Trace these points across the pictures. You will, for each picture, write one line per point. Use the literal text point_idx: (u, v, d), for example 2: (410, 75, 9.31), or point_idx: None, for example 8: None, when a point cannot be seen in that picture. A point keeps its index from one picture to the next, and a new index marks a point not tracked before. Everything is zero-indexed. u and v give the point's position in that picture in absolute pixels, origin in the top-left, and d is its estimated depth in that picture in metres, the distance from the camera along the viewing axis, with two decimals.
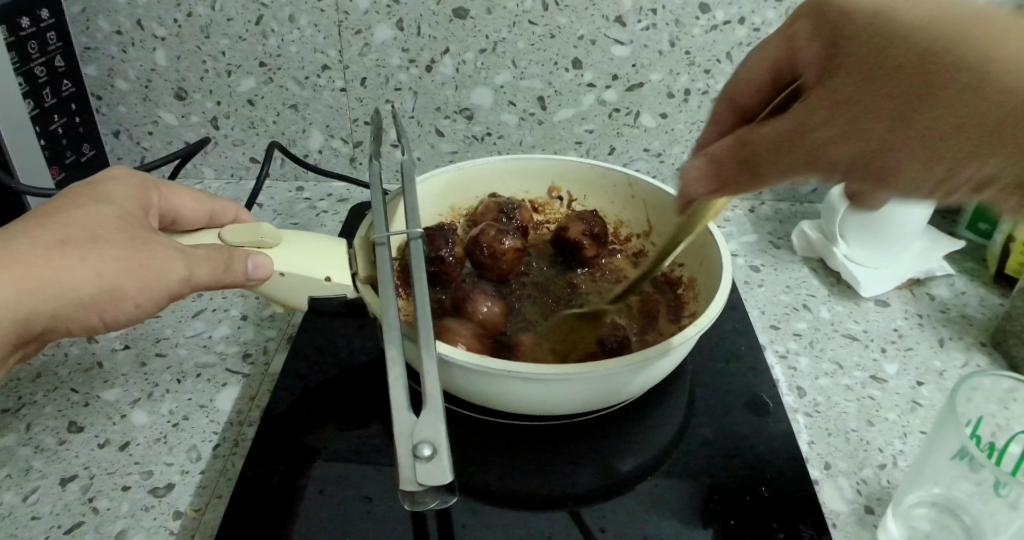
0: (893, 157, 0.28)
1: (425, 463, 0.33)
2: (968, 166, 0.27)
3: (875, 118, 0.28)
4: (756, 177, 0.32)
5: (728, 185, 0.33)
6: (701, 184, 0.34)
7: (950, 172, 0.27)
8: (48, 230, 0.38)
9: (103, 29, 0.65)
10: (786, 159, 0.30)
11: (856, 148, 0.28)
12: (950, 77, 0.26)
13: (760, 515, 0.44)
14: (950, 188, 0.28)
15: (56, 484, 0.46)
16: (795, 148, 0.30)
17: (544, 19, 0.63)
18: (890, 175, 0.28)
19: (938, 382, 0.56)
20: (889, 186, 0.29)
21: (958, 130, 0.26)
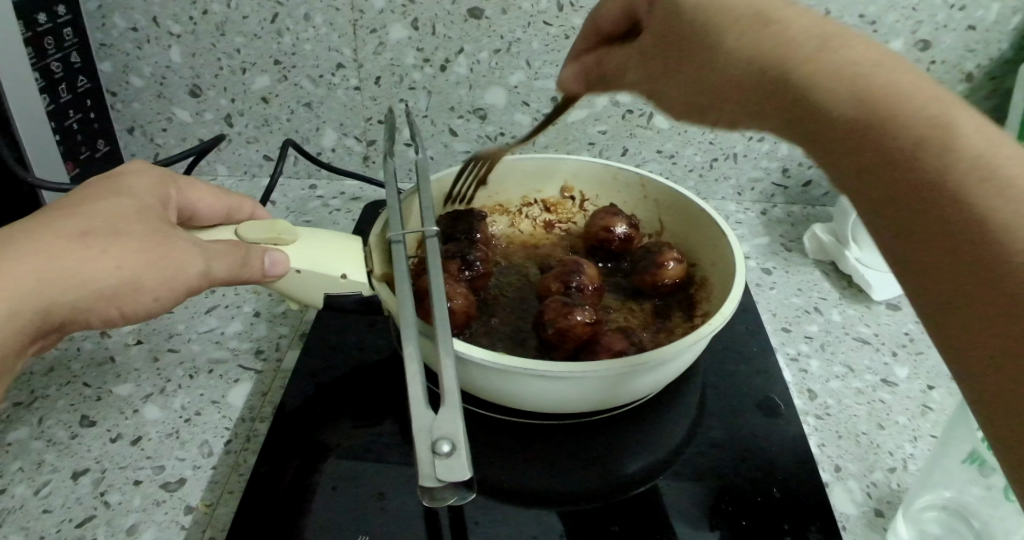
0: (677, 93, 0.37)
1: (444, 460, 0.33)
2: (720, 111, 0.34)
3: (660, 63, 0.37)
4: (608, 87, 0.43)
5: (593, 88, 0.45)
6: (576, 84, 0.45)
7: (714, 109, 0.35)
8: (69, 222, 0.38)
9: (119, 26, 0.65)
10: (619, 80, 0.42)
11: (654, 81, 0.38)
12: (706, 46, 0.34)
13: (770, 517, 0.44)
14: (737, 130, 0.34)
15: (68, 477, 0.46)
16: (623, 76, 0.41)
17: (559, 19, 0.64)
18: (677, 112, 0.37)
19: (949, 386, 0.56)
20: (682, 118, 0.37)
21: (704, 85, 0.35)
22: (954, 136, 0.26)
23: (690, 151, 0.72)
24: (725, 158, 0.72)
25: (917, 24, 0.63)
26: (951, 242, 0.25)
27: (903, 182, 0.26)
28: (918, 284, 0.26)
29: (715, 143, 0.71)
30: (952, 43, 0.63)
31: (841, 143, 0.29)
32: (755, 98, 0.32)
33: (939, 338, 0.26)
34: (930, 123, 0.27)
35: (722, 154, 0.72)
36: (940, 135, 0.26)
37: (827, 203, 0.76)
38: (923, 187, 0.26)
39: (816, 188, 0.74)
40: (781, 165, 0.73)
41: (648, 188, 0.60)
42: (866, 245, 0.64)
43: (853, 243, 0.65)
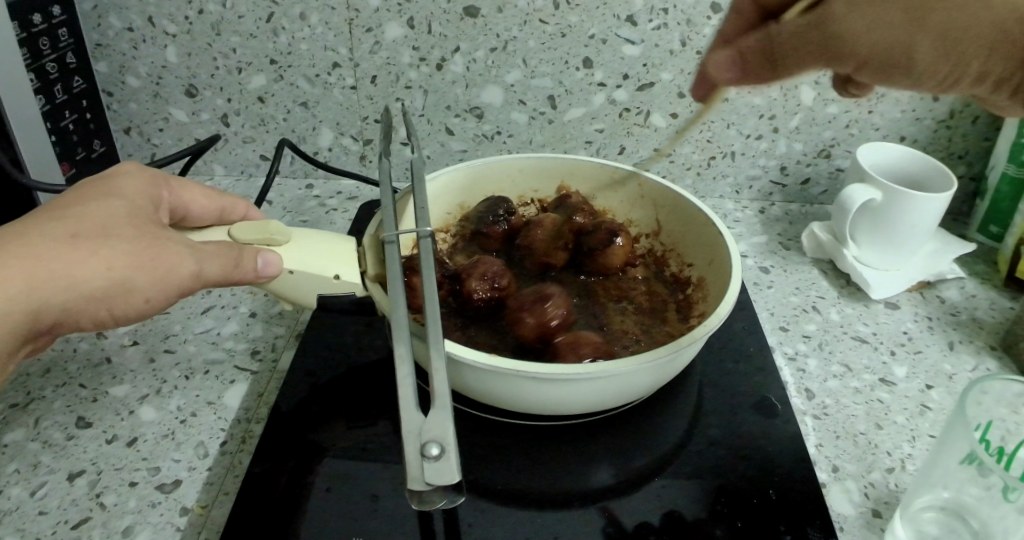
0: (919, 48, 0.32)
1: (432, 463, 0.33)
2: (964, 66, 0.33)
3: (896, 14, 0.32)
4: (782, 70, 0.34)
5: (750, 77, 0.36)
6: (729, 74, 0.36)
7: (952, 73, 0.33)
8: (57, 224, 0.38)
9: (114, 26, 0.65)
10: (809, 54, 0.33)
11: (889, 46, 0.32)
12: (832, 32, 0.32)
13: (766, 518, 0.43)
14: (958, 78, 0.34)
15: (64, 479, 0.46)
16: (826, 49, 0.33)
17: (555, 17, 0.63)
18: (908, 74, 0.33)
19: (948, 385, 0.55)
20: (879, 74, 0.34)
21: (970, 26, 0.32)
22: None
23: (688, 149, 0.72)
24: (723, 156, 0.72)
25: None
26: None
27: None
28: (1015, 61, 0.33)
29: (712, 142, 0.71)
30: None
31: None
32: (918, 45, 0.32)
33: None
34: None
35: (720, 152, 0.72)
36: None
37: (825, 201, 0.75)
38: None
39: (814, 186, 0.74)
40: (779, 163, 0.73)
41: (645, 188, 0.59)
42: (865, 244, 0.64)
43: (851, 242, 0.65)
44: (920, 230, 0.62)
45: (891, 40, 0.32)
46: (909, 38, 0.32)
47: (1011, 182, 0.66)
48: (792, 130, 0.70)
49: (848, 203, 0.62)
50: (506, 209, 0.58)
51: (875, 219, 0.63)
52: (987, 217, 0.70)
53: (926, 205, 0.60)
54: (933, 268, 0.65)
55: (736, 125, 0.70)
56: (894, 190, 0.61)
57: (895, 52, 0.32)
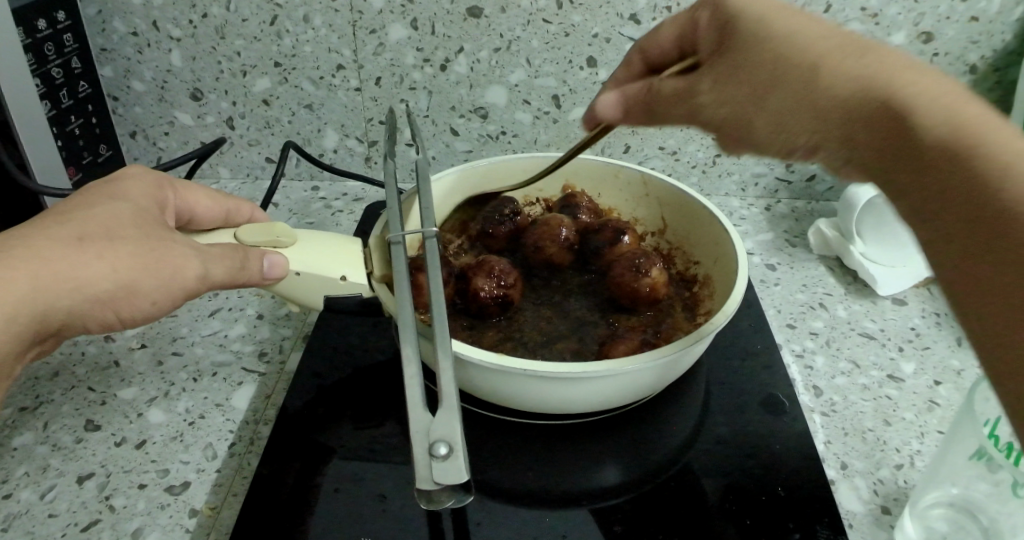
0: (750, 122, 0.36)
1: (441, 463, 0.33)
2: (794, 142, 0.34)
3: (741, 92, 0.35)
4: (654, 121, 0.41)
5: (632, 118, 0.42)
6: (615, 114, 0.42)
7: (783, 146, 0.35)
8: (64, 228, 0.38)
9: (119, 30, 0.66)
10: (676, 112, 0.39)
11: (725, 115, 0.36)
12: (688, 102, 0.38)
13: (774, 516, 0.43)
14: (792, 153, 0.35)
15: (73, 482, 0.46)
16: (689, 112, 0.38)
17: (558, 17, 0.63)
18: (750, 144, 0.36)
19: (956, 381, 0.55)
20: (739, 143, 0.37)
21: (795, 107, 0.33)
22: (918, 128, 0.30)
23: (693, 147, 0.72)
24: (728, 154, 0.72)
25: (919, 16, 0.62)
26: (908, 158, 0.30)
27: (841, 118, 0.32)
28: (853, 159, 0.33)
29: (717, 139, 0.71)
30: (955, 34, 0.63)
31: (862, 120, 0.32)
32: (765, 121, 0.35)
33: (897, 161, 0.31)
34: (906, 136, 0.30)
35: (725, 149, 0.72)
36: (905, 125, 0.30)
37: (831, 198, 0.75)
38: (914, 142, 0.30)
39: (820, 183, 0.74)
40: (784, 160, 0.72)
41: (650, 186, 0.59)
42: (871, 240, 0.64)
43: (857, 238, 0.65)
44: None
45: (732, 113, 0.36)
46: (766, 113, 0.35)
47: None
48: None
49: None
50: (510, 209, 0.58)
51: (882, 216, 0.63)
52: None
53: None
54: None
55: None
56: None
57: (744, 126, 0.36)
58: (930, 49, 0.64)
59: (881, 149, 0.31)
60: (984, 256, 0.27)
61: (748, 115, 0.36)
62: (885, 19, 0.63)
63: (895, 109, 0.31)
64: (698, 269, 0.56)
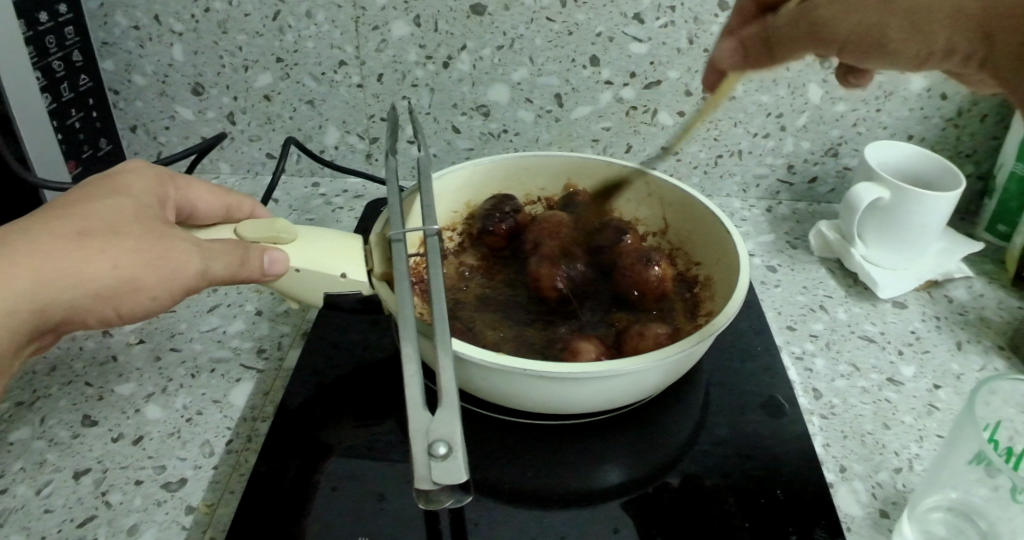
0: (885, 29, 0.37)
1: (440, 462, 0.33)
2: (932, 41, 0.36)
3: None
4: (773, 56, 0.40)
5: (750, 62, 0.42)
6: (730, 59, 0.43)
7: (921, 48, 0.37)
8: (65, 222, 0.38)
9: (120, 24, 0.65)
10: (795, 45, 0.39)
11: (854, 27, 0.37)
12: (811, 19, 0.38)
13: (773, 519, 0.43)
14: (926, 56, 0.37)
15: (70, 477, 0.46)
16: (813, 34, 0.38)
17: (562, 15, 0.63)
18: (884, 52, 0.38)
19: (956, 385, 0.55)
20: (869, 57, 0.38)
21: (933, 4, 0.36)
22: None
23: (695, 148, 0.71)
24: (730, 155, 0.72)
25: None
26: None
27: (981, 12, 0.35)
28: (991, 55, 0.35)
29: (719, 140, 0.71)
30: None
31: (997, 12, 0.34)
32: (901, 25, 0.37)
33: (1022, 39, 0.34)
34: None
35: (727, 150, 0.72)
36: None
37: (832, 200, 0.75)
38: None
39: (822, 185, 0.74)
40: (786, 162, 0.72)
41: (653, 185, 0.59)
42: (872, 243, 0.64)
43: (859, 240, 0.65)
44: (929, 228, 0.62)
45: (871, 20, 0.37)
46: (894, 20, 0.37)
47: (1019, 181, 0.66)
48: (799, 129, 0.69)
49: (856, 202, 0.62)
50: (510, 208, 0.58)
51: (884, 218, 0.62)
52: (995, 216, 0.69)
53: (935, 204, 0.60)
54: (940, 267, 0.65)
55: (743, 123, 0.69)
56: (902, 188, 0.60)
57: (876, 35, 0.37)
58: None
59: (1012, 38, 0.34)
60: None
61: (882, 21, 0.37)
62: None
63: None
64: (699, 271, 0.56)
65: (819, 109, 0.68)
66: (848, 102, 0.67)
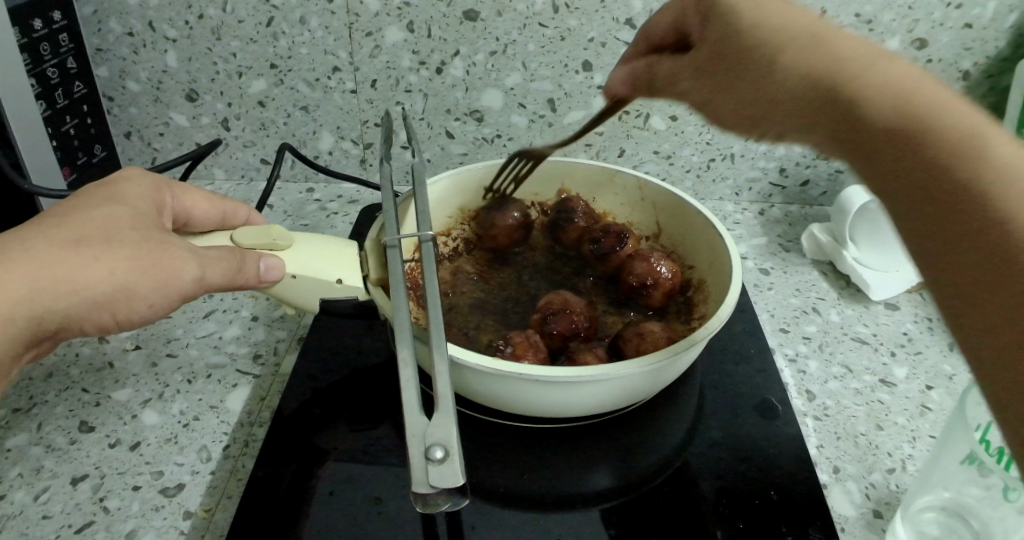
0: (724, 108, 0.38)
1: (437, 466, 0.33)
2: (767, 122, 0.36)
3: (711, 85, 0.38)
4: (654, 94, 0.43)
5: (638, 92, 0.45)
6: (624, 89, 0.45)
7: (751, 123, 0.37)
8: (61, 230, 0.38)
9: (115, 30, 0.65)
10: (671, 92, 0.41)
11: (705, 94, 0.39)
12: (684, 80, 0.40)
13: (768, 519, 0.44)
14: (773, 137, 0.36)
15: (67, 483, 0.46)
16: (675, 89, 0.41)
17: (554, 21, 0.64)
18: (722, 122, 0.38)
19: (948, 386, 0.56)
20: (725, 128, 0.38)
21: (760, 96, 0.35)
22: (858, 90, 0.31)
23: (687, 152, 0.72)
24: (723, 158, 0.72)
25: (913, 22, 0.63)
26: (907, 172, 0.30)
27: (856, 138, 0.31)
28: (884, 191, 0.31)
29: (711, 144, 0.71)
30: (948, 41, 0.63)
31: (870, 142, 0.31)
32: (749, 110, 0.36)
33: (875, 181, 0.31)
34: (915, 104, 0.30)
35: (719, 154, 0.72)
36: (908, 108, 0.30)
37: (825, 203, 0.76)
38: (857, 124, 0.31)
39: (814, 188, 0.74)
40: (778, 165, 0.73)
41: (645, 190, 0.60)
42: (864, 245, 0.65)
43: (851, 244, 0.65)
44: None
45: (725, 115, 0.38)
46: (743, 91, 0.36)
47: None
48: None
49: None
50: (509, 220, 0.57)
51: (874, 221, 0.63)
52: None
53: None
54: None
55: None
56: None
57: (746, 126, 0.37)
58: (925, 55, 0.65)
59: (851, 144, 0.32)
60: (962, 239, 0.28)
61: (737, 90, 0.36)
62: (879, 26, 0.63)
63: (881, 134, 0.30)
64: (692, 274, 0.57)
65: None
66: None
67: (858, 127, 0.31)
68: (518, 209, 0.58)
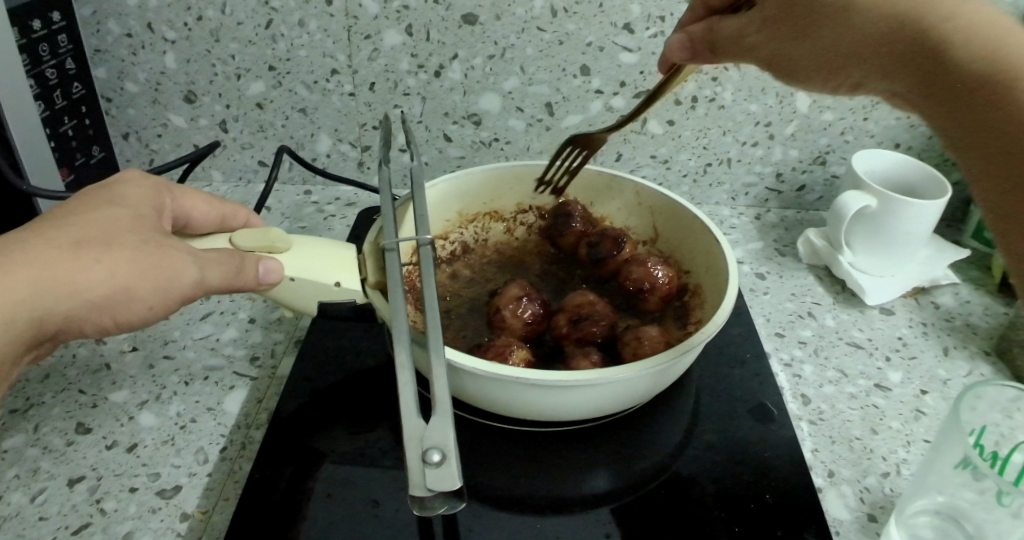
0: (795, 59, 0.41)
1: (434, 469, 0.33)
2: (847, 71, 0.39)
3: (783, 30, 0.41)
4: (717, 58, 0.45)
5: (699, 58, 0.47)
6: (681, 56, 0.47)
7: (835, 77, 0.40)
8: (63, 232, 0.38)
9: (113, 32, 0.65)
10: (736, 51, 0.44)
11: (770, 52, 0.42)
12: (742, 42, 0.43)
13: (763, 522, 0.44)
14: (841, 84, 0.40)
15: (64, 485, 0.46)
16: (747, 46, 0.43)
17: (553, 25, 0.64)
18: (800, 75, 0.42)
19: (942, 390, 0.56)
20: (793, 78, 0.42)
21: (834, 40, 0.38)
22: (954, 40, 0.34)
23: (684, 156, 0.72)
24: (719, 163, 0.73)
25: None
26: (961, 95, 0.34)
27: (941, 86, 0.34)
28: (946, 128, 0.35)
29: (708, 148, 0.71)
30: None
31: (944, 85, 0.34)
32: (815, 53, 0.40)
33: (935, 119, 0.35)
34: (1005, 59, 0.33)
35: (716, 159, 0.72)
36: (997, 59, 0.33)
37: (820, 208, 0.76)
38: (943, 69, 0.34)
39: (810, 193, 0.75)
40: (775, 170, 0.73)
41: (643, 195, 0.60)
42: (860, 250, 0.65)
43: (846, 248, 0.66)
44: (915, 236, 0.63)
45: (792, 57, 0.41)
46: (815, 40, 0.39)
47: None
48: (787, 137, 0.70)
49: (843, 209, 0.63)
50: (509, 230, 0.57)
51: (870, 226, 0.63)
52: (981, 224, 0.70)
53: (920, 212, 0.61)
54: (927, 274, 0.66)
55: (732, 132, 0.70)
56: (889, 196, 0.61)
57: (797, 74, 0.42)
58: None
59: (928, 90, 0.35)
60: None
61: (811, 40, 0.40)
62: None
63: (946, 53, 0.34)
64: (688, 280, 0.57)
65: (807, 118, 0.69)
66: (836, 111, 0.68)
67: (946, 69, 0.34)
68: (518, 290, 0.53)
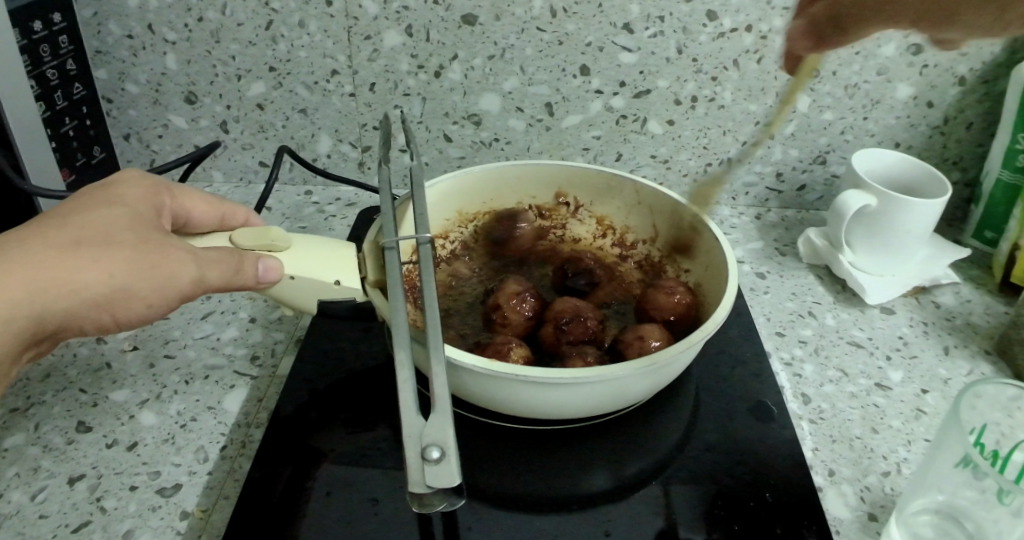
0: (958, 4, 0.32)
1: (433, 466, 0.33)
2: (1009, 9, 0.32)
3: None
4: (846, 33, 0.35)
5: (827, 42, 0.37)
6: (804, 45, 0.38)
7: (1001, 16, 0.32)
8: (61, 231, 0.38)
9: (114, 33, 0.66)
10: (873, 16, 0.34)
11: (923, 3, 0.33)
12: (880, 0, 0.33)
13: (762, 521, 0.44)
14: (1011, 19, 0.32)
15: (65, 483, 0.46)
16: (884, 5, 0.34)
17: (552, 25, 0.64)
18: (960, 18, 0.32)
19: (943, 390, 0.56)
20: (953, 17, 0.32)
21: None
22: None
23: (684, 156, 0.72)
24: (719, 162, 0.73)
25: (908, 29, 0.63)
26: None
27: None
28: None
29: (708, 148, 0.71)
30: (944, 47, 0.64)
31: None
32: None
33: None
34: None
35: (716, 159, 0.72)
36: None
37: (820, 207, 0.76)
38: None
39: (810, 193, 0.75)
40: (775, 170, 0.73)
41: (643, 194, 0.59)
42: (861, 249, 0.65)
43: (847, 248, 0.66)
44: (915, 235, 0.63)
45: (950, 2, 0.32)
46: None
47: (1006, 188, 0.66)
48: (787, 137, 0.70)
49: (843, 209, 0.63)
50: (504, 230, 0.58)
51: (871, 225, 0.63)
52: (982, 223, 0.70)
53: (920, 212, 0.61)
54: (926, 273, 0.66)
55: (732, 132, 0.70)
56: (890, 196, 0.61)
57: (956, 13, 0.32)
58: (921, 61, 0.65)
59: None
60: None
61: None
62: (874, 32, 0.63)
63: None
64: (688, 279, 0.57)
65: (807, 117, 0.69)
66: (835, 111, 0.68)
67: None
68: (517, 286, 0.53)
